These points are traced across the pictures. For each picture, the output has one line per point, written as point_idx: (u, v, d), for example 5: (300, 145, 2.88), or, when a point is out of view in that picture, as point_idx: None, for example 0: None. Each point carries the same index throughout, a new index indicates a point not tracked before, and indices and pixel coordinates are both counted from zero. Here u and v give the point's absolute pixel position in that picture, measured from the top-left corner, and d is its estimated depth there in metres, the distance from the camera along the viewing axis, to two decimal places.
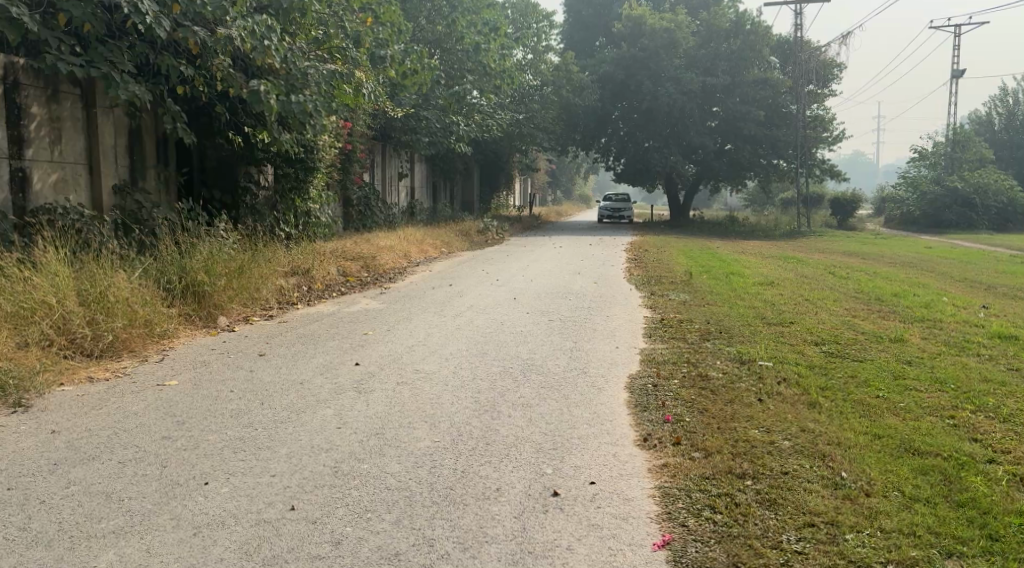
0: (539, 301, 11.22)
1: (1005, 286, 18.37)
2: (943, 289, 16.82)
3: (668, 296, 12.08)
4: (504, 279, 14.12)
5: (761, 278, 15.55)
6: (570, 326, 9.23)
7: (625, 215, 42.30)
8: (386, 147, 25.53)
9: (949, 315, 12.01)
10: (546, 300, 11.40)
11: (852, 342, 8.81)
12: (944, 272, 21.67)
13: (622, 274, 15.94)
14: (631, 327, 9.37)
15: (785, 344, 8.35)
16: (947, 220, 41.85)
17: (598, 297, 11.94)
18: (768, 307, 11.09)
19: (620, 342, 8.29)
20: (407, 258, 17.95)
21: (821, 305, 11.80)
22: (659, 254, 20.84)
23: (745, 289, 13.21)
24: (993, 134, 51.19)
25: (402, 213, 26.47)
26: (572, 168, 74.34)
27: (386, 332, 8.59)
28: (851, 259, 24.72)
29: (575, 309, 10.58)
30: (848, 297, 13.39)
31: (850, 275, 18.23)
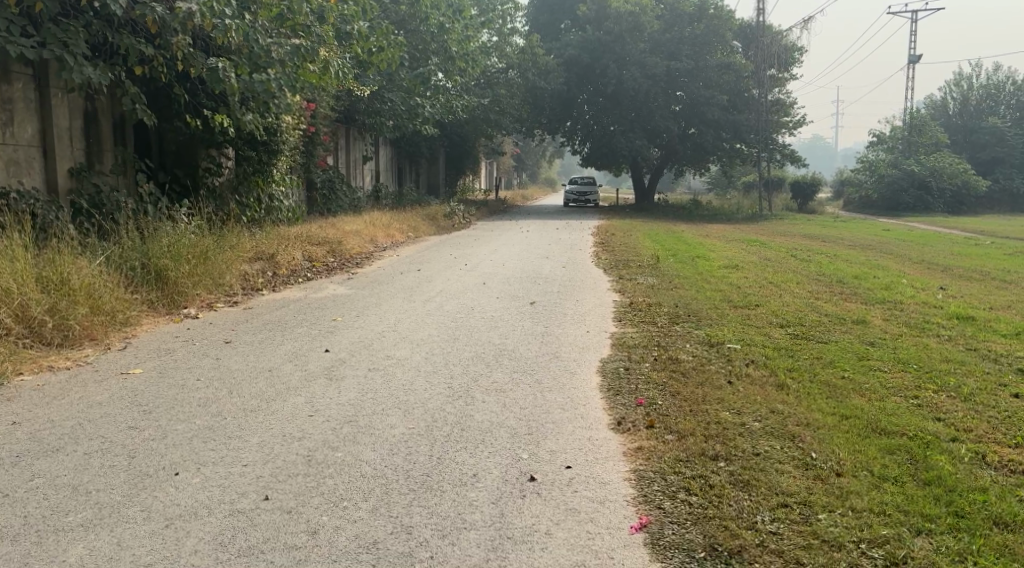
0: (508, 285, 11.22)
1: (961, 269, 18.72)
2: (901, 271, 17.11)
3: (636, 280, 12.15)
4: (473, 264, 14.10)
5: (727, 261, 15.67)
6: (539, 311, 9.25)
7: (590, 199, 42.41)
8: (350, 130, 25.36)
9: (910, 296, 12.21)
10: (516, 284, 11.40)
11: (816, 324, 8.94)
12: (903, 254, 22.05)
13: (590, 258, 15.99)
14: (601, 310, 9.43)
15: (752, 327, 8.43)
16: (905, 203, 42.52)
17: (566, 282, 11.98)
18: (734, 290, 11.20)
19: (588, 325, 8.32)
20: (373, 241, 17.86)
21: (786, 288, 11.96)
22: (625, 238, 20.94)
23: (712, 273, 13.34)
24: (948, 119, 52.04)
25: (367, 197, 26.33)
26: (537, 151, 74.29)
27: (356, 318, 8.55)
28: (812, 241, 25.03)
29: (543, 294, 10.59)
30: (810, 279, 13.58)
31: (811, 258, 18.47)
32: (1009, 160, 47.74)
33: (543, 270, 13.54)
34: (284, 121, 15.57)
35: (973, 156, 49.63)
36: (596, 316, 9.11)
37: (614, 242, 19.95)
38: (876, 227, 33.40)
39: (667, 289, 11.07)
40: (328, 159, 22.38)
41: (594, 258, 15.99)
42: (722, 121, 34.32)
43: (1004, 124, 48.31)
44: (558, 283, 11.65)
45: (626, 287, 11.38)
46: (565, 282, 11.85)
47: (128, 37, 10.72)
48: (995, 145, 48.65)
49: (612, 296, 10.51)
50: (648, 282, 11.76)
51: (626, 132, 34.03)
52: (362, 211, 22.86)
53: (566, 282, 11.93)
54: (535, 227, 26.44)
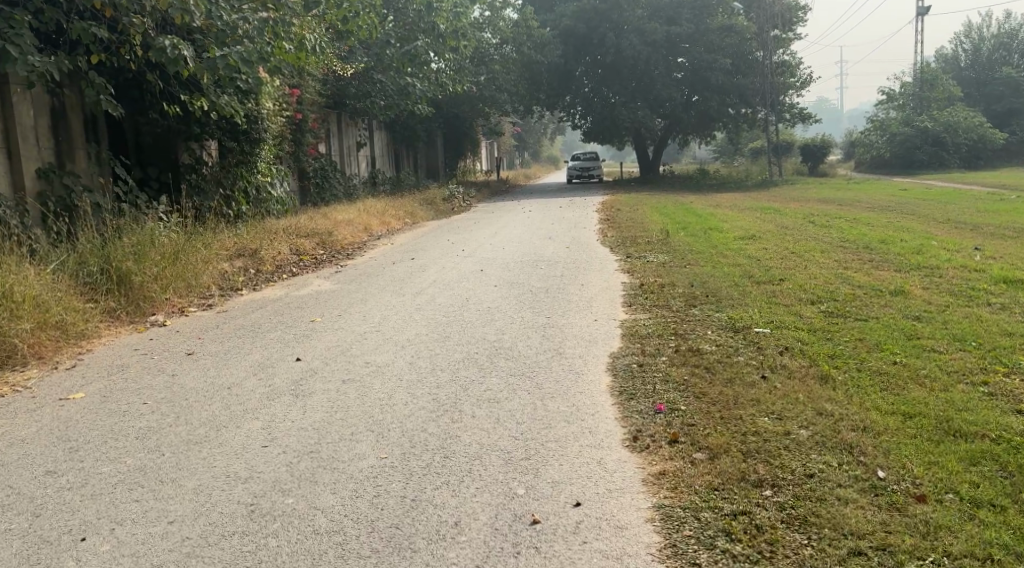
0: (508, 271, 10.35)
1: (989, 227, 17.73)
2: (928, 233, 16.18)
3: (646, 258, 11.28)
4: (471, 249, 13.24)
5: (743, 231, 14.76)
6: (542, 299, 8.36)
7: (594, 174, 41.40)
8: (342, 116, 24.50)
9: (945, 262, 11.31)
10: (518, 270, 10.54)
11: (850, 299, 8.06)
12: (926, 214, 21.08)
13: (595, 236, 15.12)
14: (612, 295, 8.56)
15: (781, 306, 7.55)
16: (919, 161, 41.31)
17: (572, 264, 11.10)
18: (755, 265, 10.32)
19: (597, 313, 7.44)
20: (368, 230, 17.02)
21: (811, 259, 11.08)
22: (634, 213, 20.04)
23: (730, 245, 12.48)
24: (960, 72, 50.65)
25: (363, 185, 25.51)
26: (537, 129, 73.24)
27: (337, 317, 7.68)
28: (829, 206, 24.04)
29: (548, 279, 9.73)
30: (834, 247, 12.68)
31: (831, 223, 17.53)
32: None
33: (545, 252, 12.71)
34: (265, 107, 14.68)
35: (988, 109, 48.26)
36: (608, 301, 8.27)
37: (623, 217, 19.05)
38: (891, 186, 32.33)
39: (682, 267, 10.18)
40: (319, 146, 21.52)
41: (601, 235, 15.13)
42: (727, 86, 33.24)
43: (1018, 74, 46.93)
44: (565, 267, 10.77)
45: (638, 268, 10.50)
46: (571, 265, 10.99)
47: (79, 22, 9.86)
48: (1010, 96, 47.25)
49: (623, 278, 9.63)
50: (660, 261, 10.87)
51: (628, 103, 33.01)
52: (357, 198, 22.03)
53: (573, 264, 11.05)
54: (538, 207, 25.54)
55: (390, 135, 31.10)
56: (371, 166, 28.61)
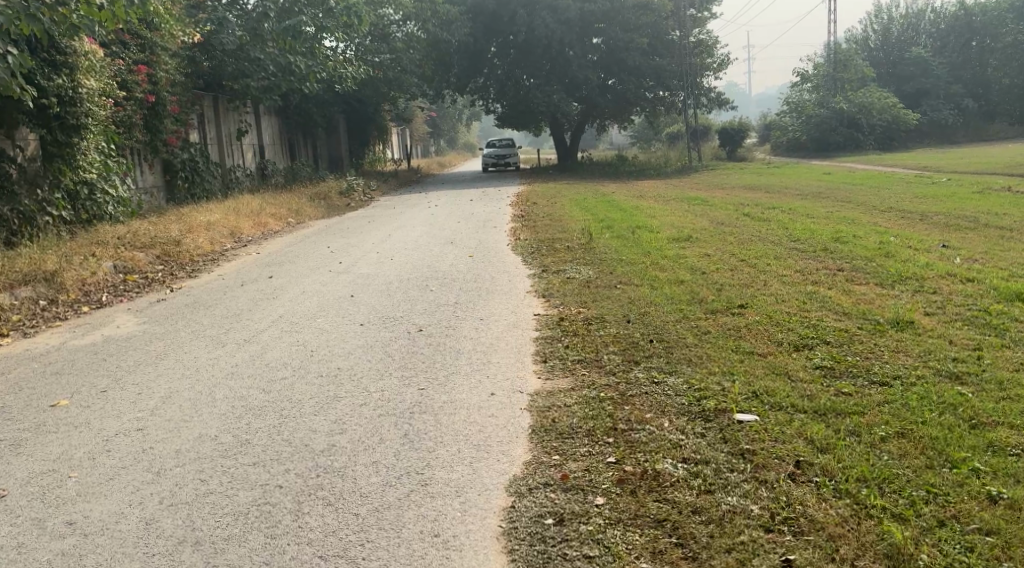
0: (385, 296, 7.82)
1: (933, 216, 15.95)
2: (876, 226, 14.31)
3: (566, 272, 8.99)
4: (352, 259, 10.78)
5: (678, 231, 12.58)
6: (425, 355, 5.71)
7: (510, 162, 39.05)
8: (218, 101, 21.54)
9: (926, 269, 9.38)
10: (397, 295, 7.95)
11: (852, 340, 5.91)
12: (859, 201, 19.34)
13: (507, 239, 12.80)
14: (522, 344, 5.98)
15: (760, 359, 5.33)
16: (835, 143, 40.09)
17: (471, 286, 8.50)
18: (705, 283, 8.07)
19: (494, 388, 4.88)
20: (238, 233, 14.33)
21: (769, 270, 8.90)
22: (551, 208, 17.76)
23: (669, 251, 10.23)
24: (870, 52, 49.64)
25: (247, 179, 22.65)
26: (450, 114, 70.32)
27: (98, 397, 4.95)
28: (756, 193, 22.20)
29: (435, 312, 7.13)
30: (786, 250, 10.63)
31: (767, 216, 15.51)
32: (936, 91, 45.61)
33: (440, 264, 10.22)
34: (83, 83, 11.64)
35: (899, 90, 47.39)
36: (521, 356, 5.68)
37: (536, 214, 16.72)
38: (813, 170, 30.92)
39: (611, 290, 7.76)
40: (190, 134, 18.53)
41: (512, 239, 12.78)
42: (644, 67, 31.32)
43: (927, 54, 46.16)
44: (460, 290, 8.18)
45: (558, 291, 7.95)
46: (469, 287, 8.43)
47: None
48: (920, 76, 46.43)
49: (537, 311, 7.08)
50: (585, 279, 8.38)
51: (542, 86, 30.77)
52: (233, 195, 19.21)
53: (472, 286, 8.48)
54: (444, 200, 23.05)
55: (282, 121, 28.15)
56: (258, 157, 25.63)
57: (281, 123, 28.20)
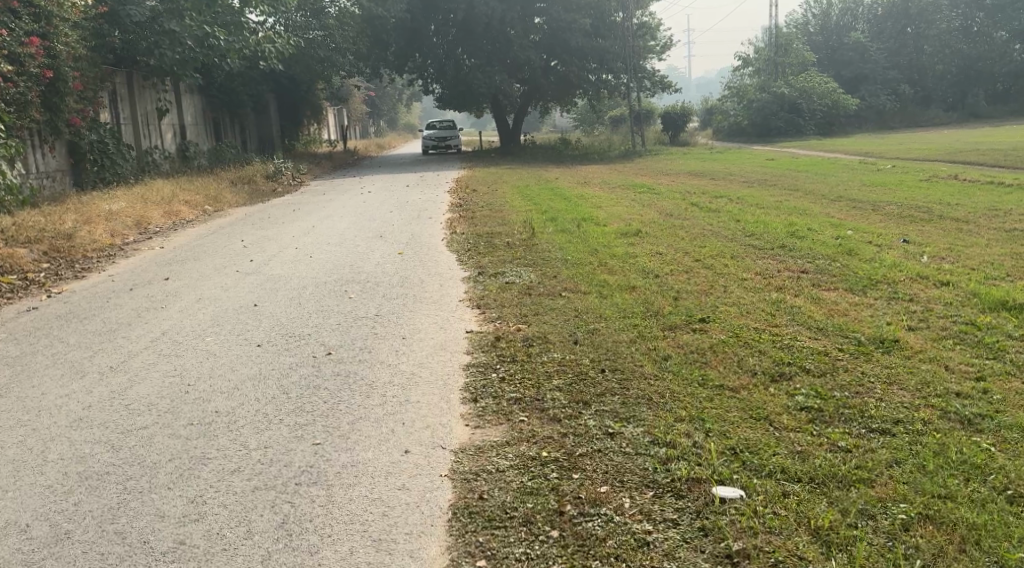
0: (295, 305, 6.79)
1: (883, 205, 15.32)
2: (827, 218, 13.58)
3: (506, 276, 8.06)
4: (268, 257, 9.70)
5: (625, 225, 11.69)
6: (329, 390, 4.68)
7: (451, 145, 37.90)
8: (131, 78, 20.09)
9: (892, 269, 8.61)
10: (309, 305, 6.86)
11: (840, 367, 5.06)
12: (804, 188, 18.62)
13: (442, 234, 11.81)
14: (449, 375, 4.96)
15: (736, 396, 4.47)
16: (776, 128, 39.76)
17: (395, 293, 7.45)
18: (659, 290, 7.21)
19: (409, 442, 3.92)
20: (146, 224, 13.12)
21: (727, 272, 8.02)
22: (489, 196, 16.79)
23: (618, 250, 9.31)
24: (809, 37, 49.31)
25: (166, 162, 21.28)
26: (389, 95, 68.59)
27: None
28: (701, 180, 21.44)
29: (349, 329, 6.08)
30: (739, 246, 9.81)
31: (714, 207, 14.73)
32: (874, 77, 45.51)
33: (363, 263, 9.16)
34: None
35: (838, 75, 47.21)
36: (447, 393, 4.67)
37: (474, 203, 15.72)
38: (757, 157, 30.46)
39: (556, 300, 6.77)
40: (99, 113, 17.08)
41: (446, 234, 11.76)
42: (587, 49, 30.42)
43: (866, 40, 46.04)
44: (381, 300, 7.11)
45: (495, 301, 6.92)
46: (393, 295, 7.36)
47: None
48: (859, 62, 46.31)
49: (468, 328, 6.06)
50: (525, 287, 7.39)
51: (483, 67, 29.71)
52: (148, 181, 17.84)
53: (397, 294, 7.43)
54: (379, 186, 21.90)
55: (205, 99, 26.62)
56: (178, 138, 24.13)
57: (205, 102, 26.68)
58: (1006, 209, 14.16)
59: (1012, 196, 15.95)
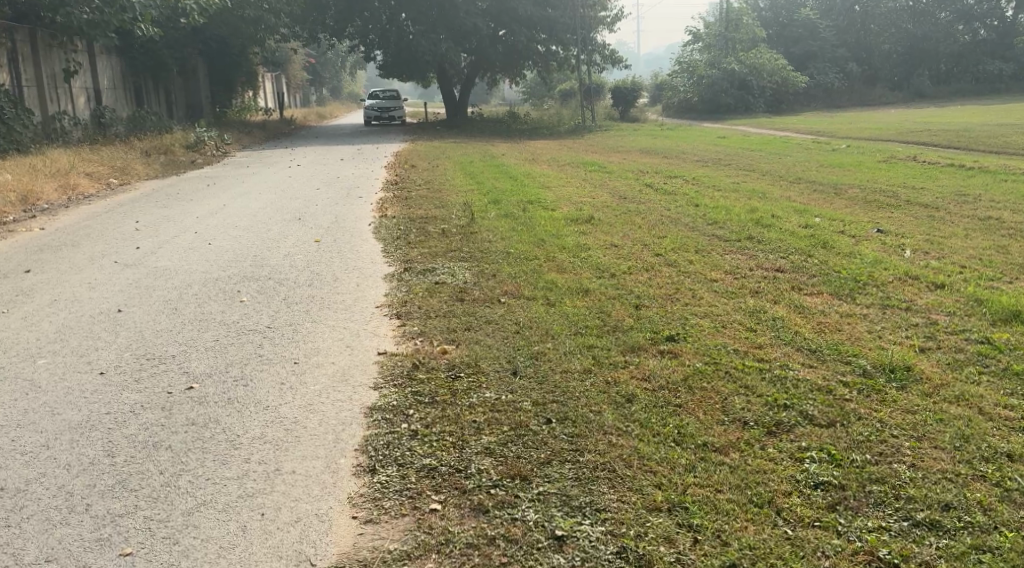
0: (169, 316, 5.72)
1: (843, 185, 14.28)
2: (787, 202, 12.42)
3: (436, 275, 6.81)
4: (164, 250, 8.49)
5: (574, 210, 10.52)
6: (172, 453, 3.60)
7: (394, 116, 36.23)
8: (32, 36, 18.37)
9: (876, 265, 7.47)
10: (189, 317, 5.70)
11: (852, 408, 3.98)
12: (757, 168, 17.46)
13: (370, 219, 10.50)
14: (344, 424, 3.79)
15: (733, 459, 3.47)
16: (727, 105, 38.86)
17: (301, 297, 6.22)
18: (616, 297, 6.05)
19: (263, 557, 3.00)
20: (30, 203, 11.66)
21: (693, 272, 6.86)
22: (428, 173, 15.49)
23: (568, 242, 8.13)
24: (759, 12, 47.85)
25: (76, 132, 19.63)
26: (330, 63, 66.17)
27: None
28: (651, 159, 20.21)
29: (227, 351, 4.93)
30: (699, 237, 8.63)
31: (667, 189, 13.57)
32: (823, 54, 44.69)
33: (269, 256, 7.91)
34: None
35: (787, 51, 46.22)
36: (336, 458, 3.57)
37: (412, 180, 14.42)
38: (709, 134, 29.49)
39: (491, 313, 5.55)
40: None
41: (375, 218, 10.45)
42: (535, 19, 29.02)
43: (815, 16, 45.14)
44: (282, 307, 5.90)
45: (420, 311, 5.74)
46: (297, 299, 6.14)
47: None
48: (808, 38, 45.43)
49: (380, 350, 4.88)
50: (458, 291, 6.18)
51: (427, 34, 28.21)
52: (51, 153, 16.25)
53: (302, 297, 6.20)
54: (310, 159, 20.39)
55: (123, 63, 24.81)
56: (93, 103, 22.34)
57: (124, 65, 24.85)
58: (975, 193, 13.17)
59: (977, 178, 14.97)
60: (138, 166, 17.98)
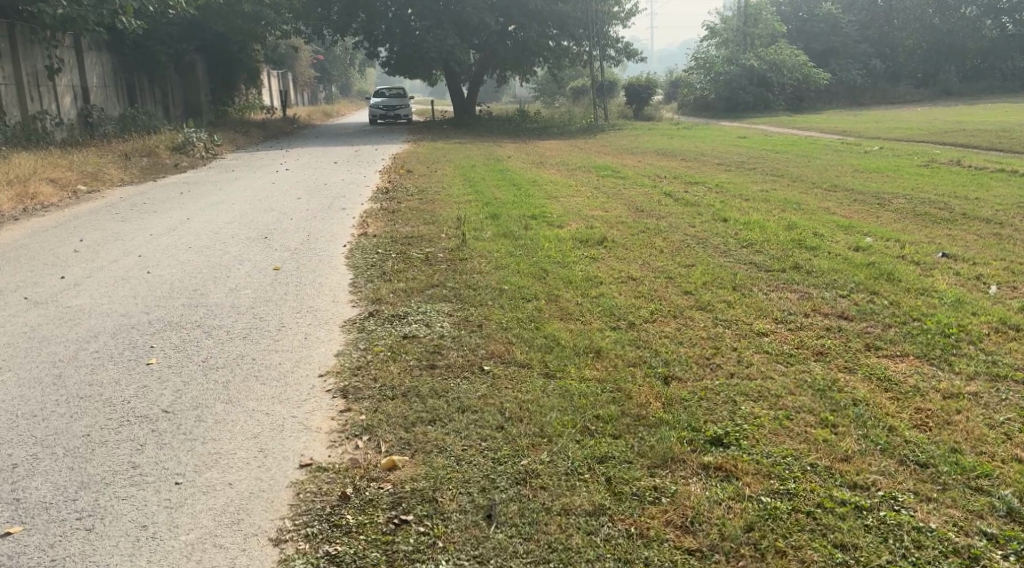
0: (52, 392, 4.48)
1: (885, 194, 12.71)
2: (826, 214, 10.88)
3: (408, 326, 5.36)
4: (95, 283, 7.24)
5: (584, 228, 9.06)
6: None
7: (400, 114, 34.83)
8: (9, 30, 17.23)
9: (960, 303, 5.96)
10: (69, 399, 4.36)
11: None
12: (784, 173, 15.90)
13: (348, 237, 9.07)
14: None
15: None
16: (744, 103, 37.27)
17: (229, 364, 4.84)
18: (636, 361, 4.57)
19: None
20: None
21: (735, 321, 5.35)
22: (424, 179, 14.06)
23: (577, 276, 6.65)
24: (778, 7, 46.14)
25: (61, 136, 18.38)
26: (339, 61, 64.86)
27: None
28: (668, 163, 18.65)
29: (86, 469, 3.58)
30: (731, 265, 7.17)
31: (689, 198, 12.05)
32: (845, 51, 42.94)
33: (212, 293, 6.64)
34: None
35: (807, 47, 44.49)
36: None
37: (404, 188, 12.95)
38: (729, 133, 27.88)
39: (467, 394, 4.08)
40: None
41: (351, 238, 8.97)
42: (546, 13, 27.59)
43: (837, 10, 43.37)
44: (195, 382, 4.54)
45: (375, 387, 4.30)
46: (222, 366, 4.78)
47: None
48: (829, 34, 43.69)
49: (305, 458, 3.60)
50: (429, 353, 4.76)
51: (433, 29, 26.81)
52: (19, 158, 15.01)
53: (229, 364, 4.82)
54: (300, 162, 19.03)
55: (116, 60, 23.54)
56: (81, 102, 21.02)
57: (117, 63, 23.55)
58: None
59: None
60: (114, 169, 16.66)
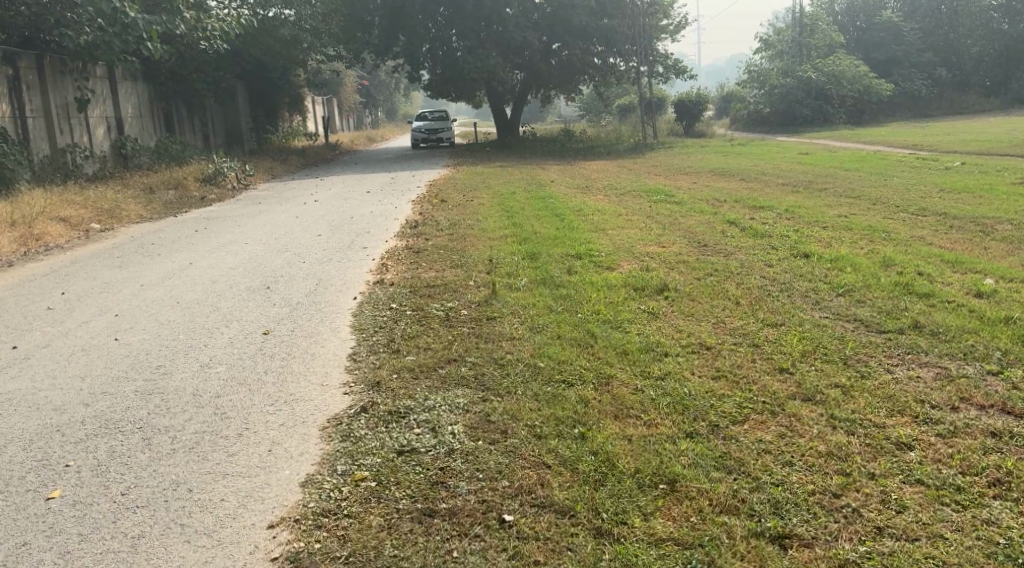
0: None
1: (986, 219, 11.02)
2: (925, 246, 9.22)
3: (407, 434, 3.94)
4: (54, 357, 5.93)
5: (639, 271, 7.60)
6: None
7: (442, 137, 33.65)
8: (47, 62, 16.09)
9: None
10: None
11: None
12: (862, 194, 14.21)
13: (362, 286, 7.71)
14: None
15: None
16: (802, 116, 35.44)
17: (154, 503, 3.57)
18: (731, 511, 3.38)
19: None
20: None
21: (862, 425, 3.89)
22: (458, 211, 12.74)
23: (635, 344, 5.17)
24: (835, 17, 44.45)
25: (95, 172, 17.39)
26: (383, 85, 64.20)
27: None
28: (728, 184, 17.05)
29: None
30: (825, 325, 5.60)
31: (759, 228, 10.48)
32: (907, 60, 40.92)
33: (176, 376, 5.25)
34: None
35: (867, 58, 42.50)
36: None
37: (435, 222, 11.60)
38: (787, 150, 26.17)
39: None
40: None
41: (365, 288, 7.60)
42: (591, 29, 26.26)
43: (898, 18, 41.36)
44: (97, 537, 3.39)
45: (342, 559, 3.25)
46: (145, 504, 3.57)
47: None
48: (891, 43, 41.66)
49: None
50: (428, 488, 3.54)
51: (473, 49, 25.63)
52: (34, 194, 13.99)
53: (154, 501, 3.58)
54: (331, 192, 17.85)
55: (156, 89, 22.59)
56: (116, 133, 20.04)
57: (156, 93, 22.62)
58: None
59: None
60: (135, 205, 15.57)
